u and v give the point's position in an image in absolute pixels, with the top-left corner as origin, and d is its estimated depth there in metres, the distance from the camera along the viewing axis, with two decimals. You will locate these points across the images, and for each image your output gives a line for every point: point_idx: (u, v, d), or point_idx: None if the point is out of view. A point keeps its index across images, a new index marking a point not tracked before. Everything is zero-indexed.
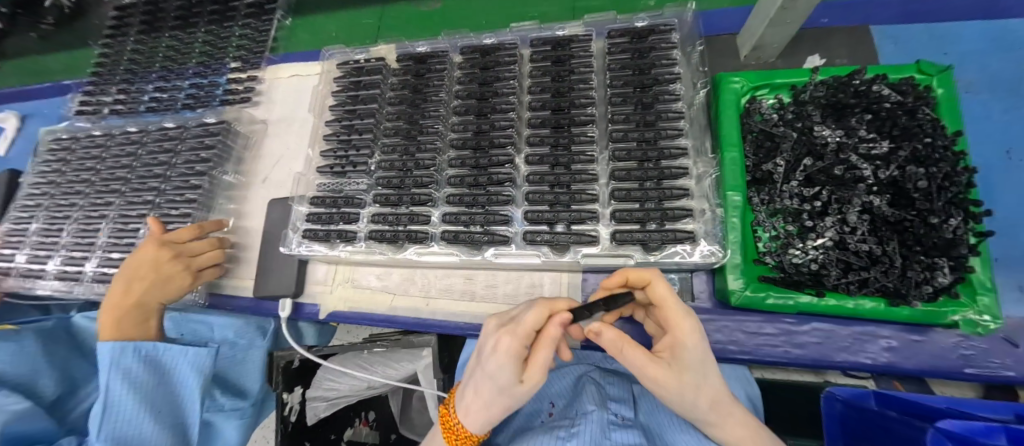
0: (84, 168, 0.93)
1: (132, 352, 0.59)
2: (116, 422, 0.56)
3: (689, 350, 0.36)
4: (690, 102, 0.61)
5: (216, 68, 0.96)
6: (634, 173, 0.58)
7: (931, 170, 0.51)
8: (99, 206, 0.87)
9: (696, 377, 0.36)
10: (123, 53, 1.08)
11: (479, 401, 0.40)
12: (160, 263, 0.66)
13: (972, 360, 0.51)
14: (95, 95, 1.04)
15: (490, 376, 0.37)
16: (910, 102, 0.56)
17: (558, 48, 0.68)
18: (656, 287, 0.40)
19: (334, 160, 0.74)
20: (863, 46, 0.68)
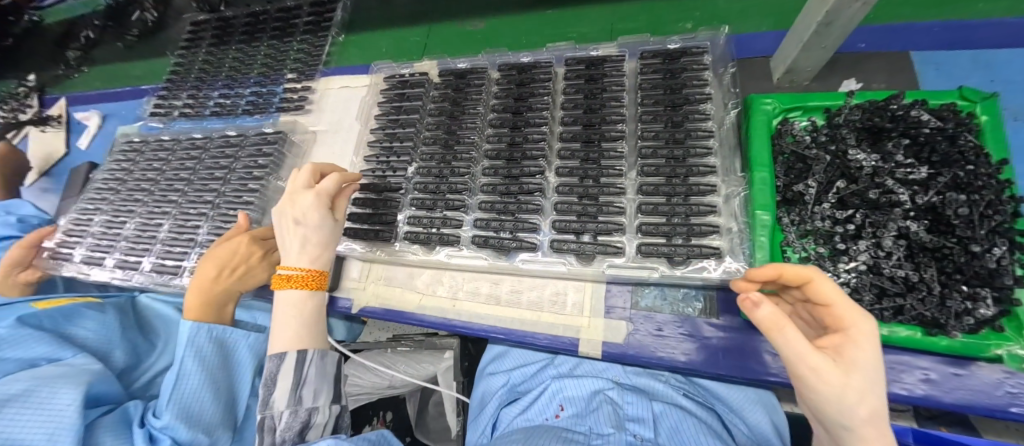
0: (152, 168, 1.03)
1: (207, 332, 0.65)
2: (182, 394, 0.58)
3: (859, 348, 0.30)
4: (721, 122, 0.63)
5: (275, 79, 1.06)
6: (662, 188, 0.60)
7: (973, 197, 0.50)
8: (162, 203, 0.96)
9: (870, 386, 0.28)
10: (194, 64, 1.20)
11: (318, 240, 0.57)
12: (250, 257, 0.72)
13: (1020, 399, 0.48)
14: (167, 100, 1.16)
15: (306, 218, 0.56)
16: (951, 127, 0.55)
17: (591, 67, 0.71)
18: (820, 285, 0.36)
19: (375, 165, 0.80)
20: (903, 70, 0.67)
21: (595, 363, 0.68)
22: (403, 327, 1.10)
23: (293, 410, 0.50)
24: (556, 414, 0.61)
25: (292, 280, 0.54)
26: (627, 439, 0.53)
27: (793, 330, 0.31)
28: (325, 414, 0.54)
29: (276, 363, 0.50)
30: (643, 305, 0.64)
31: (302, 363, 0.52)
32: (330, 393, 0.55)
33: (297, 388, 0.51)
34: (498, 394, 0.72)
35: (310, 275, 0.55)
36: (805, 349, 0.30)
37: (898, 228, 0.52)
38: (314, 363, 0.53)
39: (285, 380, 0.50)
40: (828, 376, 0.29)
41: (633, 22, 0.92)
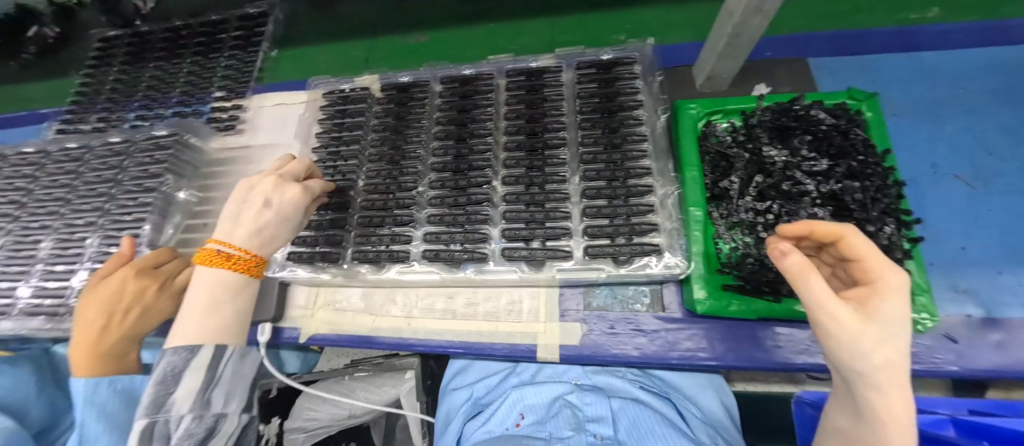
0: (13, 187, 0.91)
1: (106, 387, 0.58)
2: None
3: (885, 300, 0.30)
4: (653, 126, 0.67)
5: (201, 98, 0.98)
6: (604, 191, 0.62)
7: (865, 184, 0.58)
8: (33, 228, 0.85)
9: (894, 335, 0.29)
10: (104, 83, 1.09)
11: (277, 231, 0.54)
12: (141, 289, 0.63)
13: (918, 356, 0.57)
14: (70, 125, 1.03)
15: (279, 207, 0.54)
16: (844, 123, 0.63)
17: (531, 78, 0.73)
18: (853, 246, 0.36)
19: None
20: (803, 75, 0.76)
21: (556, 366, 0.69)
22: (362, 351, 1.05)
23: (200, 413, 0.44)
24: (516, 423, 0.60)
25: (232, 261, 0.50)
26: (587, 439, 0.53)
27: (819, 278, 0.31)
28: (233, 422, 0.48)
29: (183, 357, 0.44)
30: (595, 305, 0.66)
31: (218, 359, 0.46)
32: (240, 400, 0.50)
33: (208, 388, 0.45)
34: (461, 410, 0.70)
35: (253, 261, 0.51)
36: (829, 295, 0.30)
37: (809, 214, 0.58)
38: (232, 361, 0.48)
39: (195, 378, 0.44)
40: (848, 321, 0.29)
41: (571, 34, 0.96)
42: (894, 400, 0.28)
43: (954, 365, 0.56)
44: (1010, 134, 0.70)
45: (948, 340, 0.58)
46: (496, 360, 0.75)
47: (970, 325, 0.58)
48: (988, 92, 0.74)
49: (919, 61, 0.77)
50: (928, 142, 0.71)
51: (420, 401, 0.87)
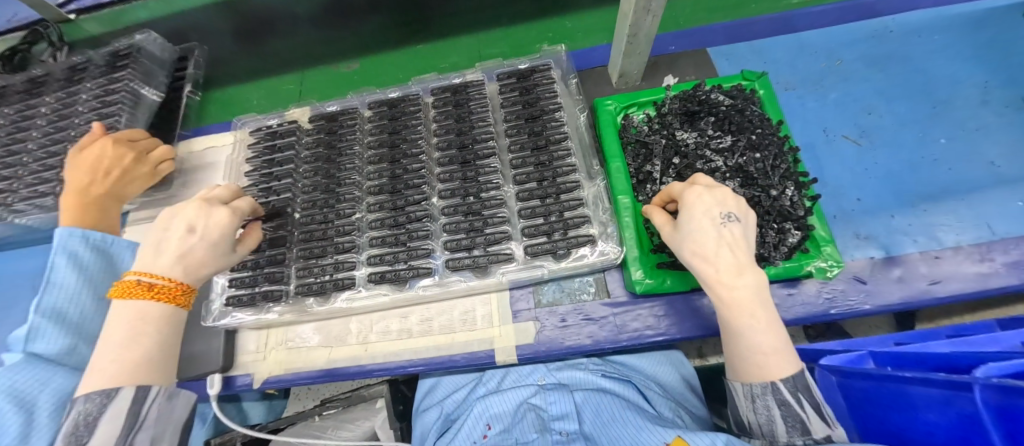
0: None
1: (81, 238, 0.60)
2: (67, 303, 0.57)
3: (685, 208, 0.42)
4: (575, 125, 0.71)
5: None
6: (536, 191, 0.65)
7: (765, 154, 0.65)
8: None
9: (691, 234, 0.41)
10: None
11: (204, 261, 0.48)
12: (120, 156, 0.70)
13: (834, 301, 0.62)
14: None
15: (205, 233, 0.48)
16: (740, 102, 0.70)
17: (456, 94, 0.76)
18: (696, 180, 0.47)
19: None
20: (704, 64, 0.83)
21: (521, 369, 0.69)
22: (331, 388, 1.02)
23: None
24: (484, 434, 0.60)
25: (153, 292, 0.43)
26: (553, 439, 0.56)
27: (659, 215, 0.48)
28: None
29: (100, 402, 0.38)
30: (545, 302, 0.68)
31: (140, 404, 0.40)
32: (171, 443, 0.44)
33: (130, 433, 0.39)
34: (433, 428, 0.69)
35: (179, 289, 0.45)
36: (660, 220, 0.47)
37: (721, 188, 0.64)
38: (158, 402, 0.42)
39: (114, 425, 0.38)
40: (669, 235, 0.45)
41: (498, 47, 1.01)
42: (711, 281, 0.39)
43: (864, 304, 0.62)
44: (882, 95, 0.80)
45: (858, 282, 0.64)
46: (463, 372, 0.75)
47: (874, 265, 0.65)
48: (860, 62, 0.84)
49: (800, 40, 0.87)
50: (818, 109, 0.80)
51: (396, 428, 0.85)
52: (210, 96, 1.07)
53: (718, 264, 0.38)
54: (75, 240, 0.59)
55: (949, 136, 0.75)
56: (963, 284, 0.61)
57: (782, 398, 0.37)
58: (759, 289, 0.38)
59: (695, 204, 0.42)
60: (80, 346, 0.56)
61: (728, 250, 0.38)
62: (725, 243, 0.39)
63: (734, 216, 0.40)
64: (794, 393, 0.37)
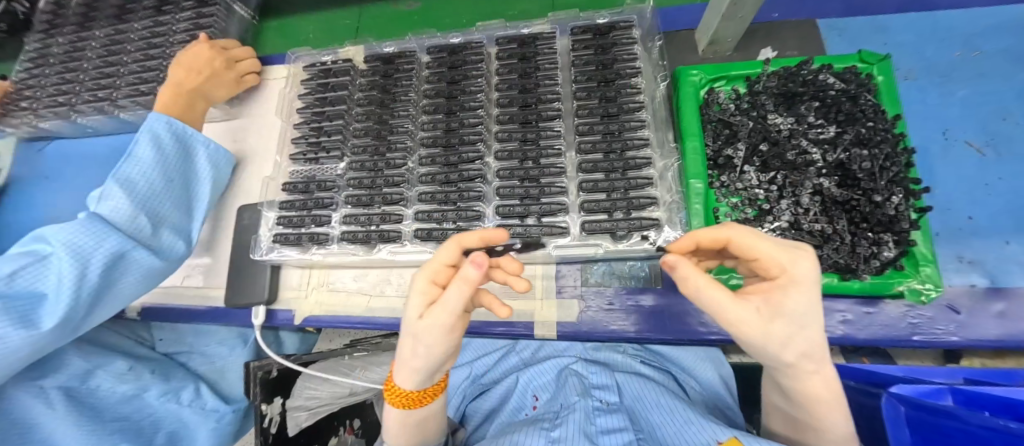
0: (22, 102, 0.98)
1: (167, 125, 0.72)
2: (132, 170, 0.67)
3: (792, 298, 0.30)
4: (652, 94, 0.63)
5: (162, 70, 0.91)
6: (601, 164, 0.60)
7: (874, 152, 0.55)
8: (61, 94, 0.95)
9: (795, 329, 0.31)
10: (53, 60, 1.00)
11: (411, 344, 0.39)
12: (209, 61, 0.80)
13: (920, 328, 0.55)
14: (25, 103, 0.97)
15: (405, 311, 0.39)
16: (853, 88, 0.60)
17: (523, 46, 0.69)
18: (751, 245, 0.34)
19: (306, 147, 0.73)
20: (811, 38, 0.73)
21: (557, 344, 0.69)
22: (361, 332, 1.06)
23: None
24: (532, 405, 0.60)
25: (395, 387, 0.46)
26: (593, 404, 0.53)
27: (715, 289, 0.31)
28: None
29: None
30: (592, 281, 0.65)
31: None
32: None
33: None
34: (462, 388, 0.70)
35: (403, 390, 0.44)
36: (722, 303, 0.31)
37: (813, 185, 0.57)
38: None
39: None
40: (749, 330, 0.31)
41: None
42: (816, 380, 0.34)
43: (954, 335, 0.54)
44: None
45: (952, 311, 0.56)
46: (493, 337, 0.74)
47: (975, 295, 0.57)
48: (1009, 53, 0.69)
49: (934, 20, 0.73)
50: (939, 107, 0.68)
51: None
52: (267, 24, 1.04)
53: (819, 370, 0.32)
54: (162, 125, 0.71)
55: None
56: None
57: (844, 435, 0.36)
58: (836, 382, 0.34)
59: (799, 292, 0.31)
60: (122, 211, 0.63)
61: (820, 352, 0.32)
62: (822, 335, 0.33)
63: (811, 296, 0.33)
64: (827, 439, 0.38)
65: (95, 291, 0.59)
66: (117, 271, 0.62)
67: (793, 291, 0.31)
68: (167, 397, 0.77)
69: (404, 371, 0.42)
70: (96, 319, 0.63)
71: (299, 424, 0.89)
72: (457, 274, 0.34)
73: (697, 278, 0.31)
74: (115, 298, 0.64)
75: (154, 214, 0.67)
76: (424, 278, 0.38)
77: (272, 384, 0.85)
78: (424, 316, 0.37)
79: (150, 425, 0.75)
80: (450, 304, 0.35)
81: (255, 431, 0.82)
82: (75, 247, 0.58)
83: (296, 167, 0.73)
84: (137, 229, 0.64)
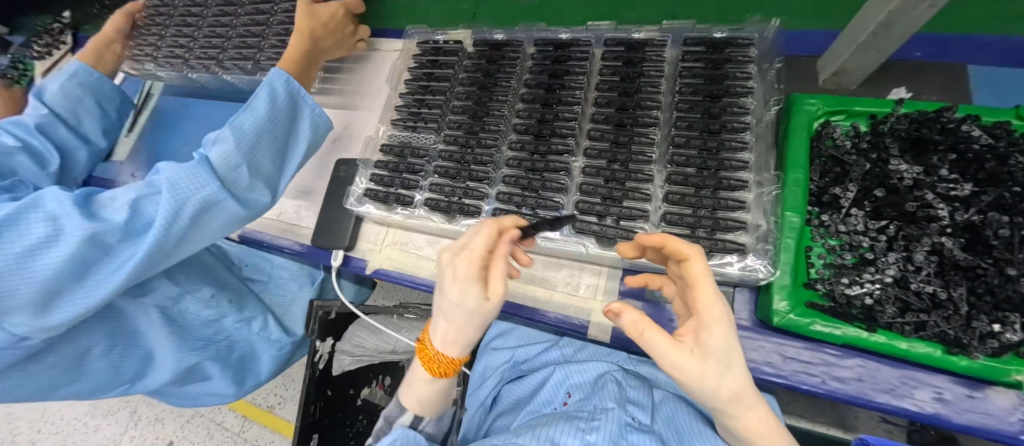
0: (146, 45, 1.14)
1: (282, 81, 0.72)
2: (242, 120, 0.66)
3: (713, 333, 0.34)
4: (760, 118, 0.61)
5: (265, 30, 1.01)
6: (692, 179, 0.59)
7: (1017, 220, 0.48)
8: (177, 48, 1.10)
9: (723, 366, 0.33)
10: (175, 10, 1.15)
11: (467, 324, 0.44)
12: (343, 27, 0.87)
13: None
14: (148, 48, 1.13)
15: (456, 301, 0.41)
16: (1003, 146, 0.53)
17: (631, 50, 0.69)
18: (692, 265, 0.38)
19: (406, 116, 0.80)
20: (956, 84, 0.66)
21: (601, 348, 0.71)
22: (411, 296, 1.13)
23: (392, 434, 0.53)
24: (564, 401, 0.62)
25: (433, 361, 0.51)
26: (625, 419, 0.52)
27: (653, 333, 0.34)
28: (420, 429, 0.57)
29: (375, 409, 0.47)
30: (657, 295, 0.62)
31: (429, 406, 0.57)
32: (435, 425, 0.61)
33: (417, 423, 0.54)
34: (502, 370, 0.77)
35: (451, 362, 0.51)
36: (660, 344, 0.34)
37: (932, 243, 0.51)
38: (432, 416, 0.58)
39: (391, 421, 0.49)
40: (691, 372, 0.33)
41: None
42: (756, 422, 0.37)
43: None
44: None
45: None
46: (541, 331, 0.79)
47: None
48: None
49: None
50: None
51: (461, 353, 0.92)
52: None
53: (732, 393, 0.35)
54: (281, 82, 0.72)
55: None
56: None
57: None
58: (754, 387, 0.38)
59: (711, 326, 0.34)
60: (228, 160, 0.63)
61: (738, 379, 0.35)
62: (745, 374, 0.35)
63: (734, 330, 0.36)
64: None
65: (184, 232, 0.60)
66: (208, 216, 0.62)
67: (713, 329, 0.34)
68: (241, 324, 0.87)
69: (450, 344, 0.47)
70: (183, 254, 0.65)
71: (343, 367, 0.98)
72: (496, 260, 0.41)
73: (638, 319, 0.35)
74: (203, 236, 0.65)
75: (252, 163, 0.66)
76: (470, 264, 0.40)
77: (328, 324, 0.93)
78: (488, 298, 0.41)
79: (226, 346, 0.87)
80: (502, 282, 0.41)
81: (307, 363, 0.90)
82: (178, 191, 0.58)
83: (395, 132, 0.79)
84: (236, 180, 0.64)
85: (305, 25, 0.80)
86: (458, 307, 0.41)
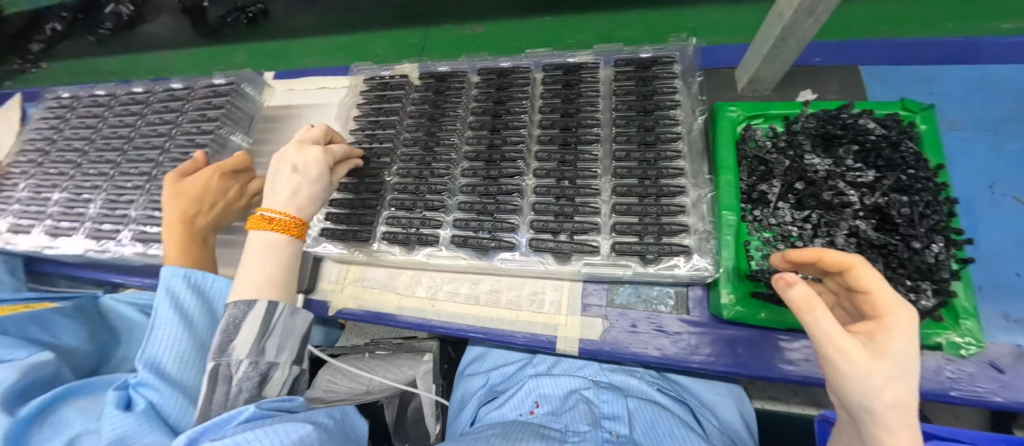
0: (47, 125, 1.10)
1: (184, 278, 0.60)
2: (163, 345, 0.54)
3: (898, 338, 0.30)
4: (690, 127, 0.65)
5: (183, 105, 1.00)
6: (635, 189, 0.62)
7: (914, 198, 0.56)
8: (88, 117, 1.07)
9: (902, 377, 0.28)
10: (83, 99, 1.13)
11: (311, 194, 0.58)
12: (226, 188, 0.77)
13: (958, 383, 0.53)
14: (58, 115, 1.11)
15: (313, 172, 0.60)
16: (894, 135, 0.61)
17: (568, 73, 0.73)
18: (860, 271, 0.35)
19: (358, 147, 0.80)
20: (853, 83, 0.74)
21: (573, 361, 0.71)
22: (381, 332, 1.10)
23: (255, 361, 0.47)
24: (530, 410, 0.64)
25: (273, 223, 0.53)
26: (602, 435, 0.55)
27: (824, 314, 0.31)
28: (284, 372, 0.50)
29: (242, 310, 0.47)
30: (617, 303, 0.66)
31: (271, 315, 0.48)
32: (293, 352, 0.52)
33: (262, 338, 0.47)
34: (477, 394, 0.75)
35: (293, 221, 0.54)
36: (831, 326, 0.31)
37: (849, 226, 0.56)
38: (284, 317, 0.50)
39: (249, 332, 0.46)
40: (855, 358, 0.29)
41: (629, 30, 0.93)
42: None
43: (997, 396, 0.52)
44: None
45: (995, 371, 0.54)
46: (514, 350, 0.79)
47: (1020, 356, 0.54)
48: None
49: (985, 75, 0.72)
50: (985, 159, 0.67)
51: (437, 383, 0.90)
52: (348, 39, 1.14)
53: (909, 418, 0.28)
54: (180, 281, 0.59)
55: None
56: None
57: None
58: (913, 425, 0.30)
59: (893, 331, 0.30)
60: (172, 400, 0.51)
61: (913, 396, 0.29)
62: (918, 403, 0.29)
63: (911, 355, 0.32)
64: None
65: None
66: None
67: (896, 333, 0.30)
68: None
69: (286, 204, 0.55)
70: None
71: None
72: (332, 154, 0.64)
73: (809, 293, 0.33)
74: None
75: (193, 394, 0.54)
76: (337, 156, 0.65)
77: None
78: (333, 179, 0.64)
79: None
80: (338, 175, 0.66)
81: None
82: (122, 436, 0.46)
83: None
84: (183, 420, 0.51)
85: (176, 210, 0.71)
86: (312, 180, 0.59)
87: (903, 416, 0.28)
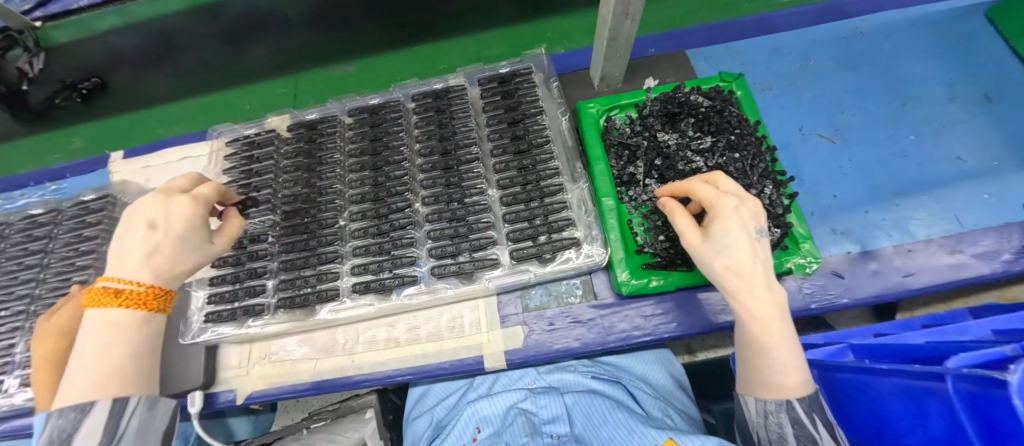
0: None
1: None
2: None
3: (725, 220, 0.40)
4: (558, 129, 0.71)
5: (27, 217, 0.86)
6: (520, 196, 0.66)
7: (742, 154, 0.66)
8: None
9: (723, 246, 0.39)
10: None
11: (173, 256, 0.44)
12: None
13: (814, 297, 0.63)
14: None
15: (173, 224, 0.45)
16: (718, 104, 0.71)
17: (437, 99, 0.75)
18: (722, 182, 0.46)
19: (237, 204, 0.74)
20: (684, 66, 0.86)
21: (511, 374, 0.68)
22: (321, 400, 1.00)
23: None
24: (473, 438, 0.58)
25: (120, 299, 0.41)
26: (543, 442, 0.53)
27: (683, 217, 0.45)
28: None
29: (76, 419, 0.36)
30: (533, 306, 0.69)
31: (121, 414, 0.39)
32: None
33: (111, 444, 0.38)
34: (424, 436, 0.66)
35: (151, 293, 0.42)
36: (685, 224, 0.44)
37: None
38: (140, 412, 0.41)
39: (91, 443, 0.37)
40: (690, 240, 0.42)
41: (496, 47, 1.00)
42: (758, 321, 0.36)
43: (844, 297, 0.63)
44: (855, 93, 0.82)
45: (837, 277, 0.65)
46: (453, 378, 0.72)
47: (851, 260, 0.66)
48: (833, 62, 0.86)
49: (777, 42, 0.89)
50: (794, 109, 0.82)
51: (388, 439, 0.84)
52: (209, 99, 1.07)
53: (752, 280, 0.37)
54: None
55: (919, 132, 0.77)
56: (935, 276, 0.63)
57: (795, 415, 0.35)
58: (784, 306, 0.38)
59: (729, 216, 0.40)
60: None
61: (761, 268, 0.38)
62: (758, 263, 0.38)
63: (764, 233, 0.40)
64: (806, 408, 0.34)
65: None
66: None
67: (722, 217, 0.40)
68: None
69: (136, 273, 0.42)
70: None
71: None
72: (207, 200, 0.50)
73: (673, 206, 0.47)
74: None
75: None
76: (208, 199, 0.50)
77: None
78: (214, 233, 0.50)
79: None
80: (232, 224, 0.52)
81: None
82: None
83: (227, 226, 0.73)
84: None
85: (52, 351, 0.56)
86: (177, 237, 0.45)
87: (738, 276, 0.38)
